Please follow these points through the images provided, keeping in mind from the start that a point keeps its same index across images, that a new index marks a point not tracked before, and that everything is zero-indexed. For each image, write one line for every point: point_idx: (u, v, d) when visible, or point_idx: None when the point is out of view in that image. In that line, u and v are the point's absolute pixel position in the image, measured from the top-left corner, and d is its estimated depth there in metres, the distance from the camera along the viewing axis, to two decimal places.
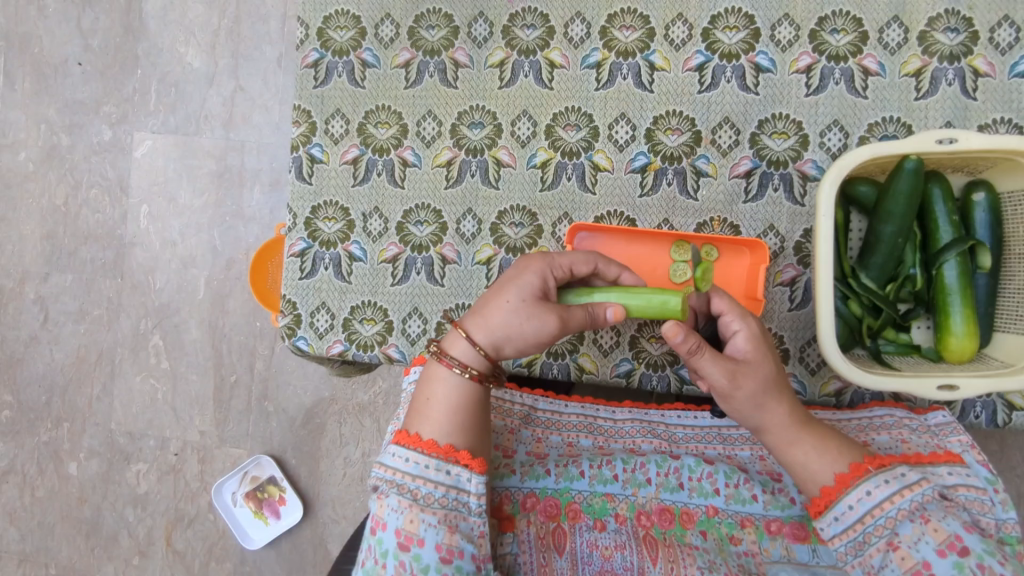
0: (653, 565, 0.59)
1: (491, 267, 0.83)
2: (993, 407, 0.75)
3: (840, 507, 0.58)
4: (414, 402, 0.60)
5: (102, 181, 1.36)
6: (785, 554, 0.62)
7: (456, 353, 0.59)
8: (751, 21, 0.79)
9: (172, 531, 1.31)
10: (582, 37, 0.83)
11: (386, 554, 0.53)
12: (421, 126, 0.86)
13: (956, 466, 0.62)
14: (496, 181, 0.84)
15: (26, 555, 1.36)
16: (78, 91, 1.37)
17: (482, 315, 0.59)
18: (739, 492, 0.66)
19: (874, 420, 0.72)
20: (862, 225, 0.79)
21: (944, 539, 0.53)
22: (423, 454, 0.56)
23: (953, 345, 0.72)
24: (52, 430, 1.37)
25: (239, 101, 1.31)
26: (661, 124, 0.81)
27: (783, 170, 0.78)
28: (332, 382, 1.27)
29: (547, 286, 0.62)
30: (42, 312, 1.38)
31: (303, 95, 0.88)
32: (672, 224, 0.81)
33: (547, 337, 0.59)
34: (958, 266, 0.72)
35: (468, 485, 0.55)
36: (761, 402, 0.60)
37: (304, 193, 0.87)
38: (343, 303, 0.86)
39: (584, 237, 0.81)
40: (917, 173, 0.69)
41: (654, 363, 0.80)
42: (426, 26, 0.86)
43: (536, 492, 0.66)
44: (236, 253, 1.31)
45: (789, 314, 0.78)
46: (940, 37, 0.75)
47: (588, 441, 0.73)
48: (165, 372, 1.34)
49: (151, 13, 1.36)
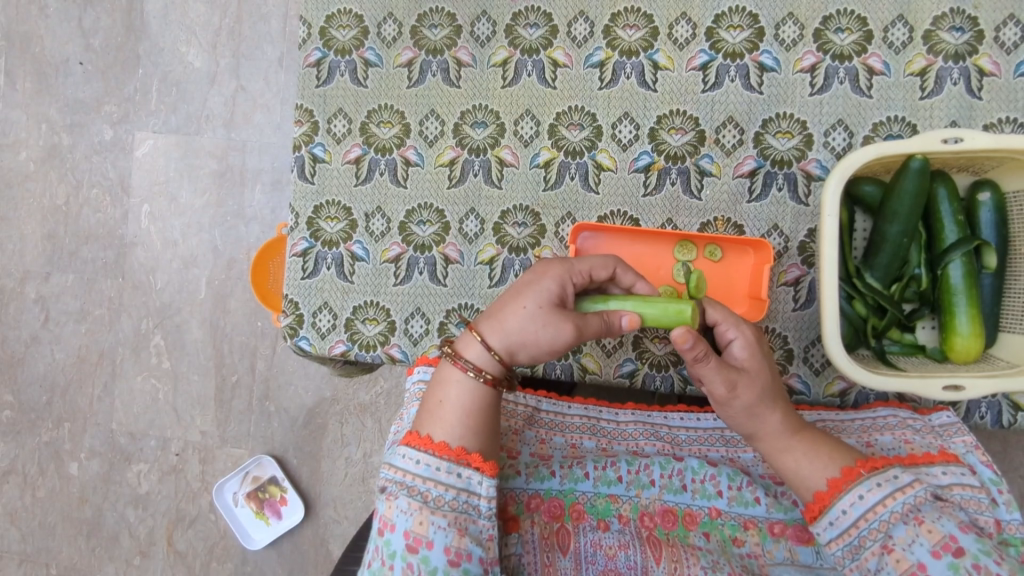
0: (657, 565, 0.59)
1: (494, 267, 0.83)
2: (999, 407, 0.75)
3: (834, 512, 0.57)
4: (427, 402, 0.59)
5: (103, 181, 1.36)
6: (788, 556, 0.62)
7: (470, 356, 0.58)
8: (754, 21, 0.78)
9: (173, 532, 1.31)
10: (585, 36, 0.82)
11: (393, 556, 0.53)
12: (424, 125, 0.86)
13: (951, 466, 0.61)
14: (499, 181, 0.84)
15: (26, 555, 1.36)
16: (79, 91, 1.37)
17: (499, 319, 0.59)
18: (742, 494, 0.65)
19: (878, 420, 0.71)
20: (866, 225, 0.79)
21: (939, 540, 0.53)
22: (434, 456, 0.55)
23: (959, 346, 0.72)
24: (53, 431, 1.36)
25: (239, 100, 1.31)
26: (665, 123, 0.81)
27: (788, 170, 0.78)
28: (334, 382, 1.27)
29: (565, 293, 0.61)
30: (42, 312, 1.38)
31: (306, 94, 0.87)
32: (675, 224, 0.81)
33: (561, 345, 0.58)
34: (963, 266, 0.71)
35: (478, 488, 0.55)
36: (756, 410, 0.60)
37: (307, 192, 0.87)
38: (346, 303, 0.86)
39: (587, 237, 0.80)
40: (923, 173, 0.69)
41: (658, 363, 0.80)
42: (429, 26, 0.86)
43: (540, 492, 0.65)
44: (237, 253, 1.31)
45: (793, 313, 0.78)
46: (946, 36, 0.75)
47: (591, 442, 0.73)
48: (166, 372, 1.34)
49: (153, 13, 1.35)
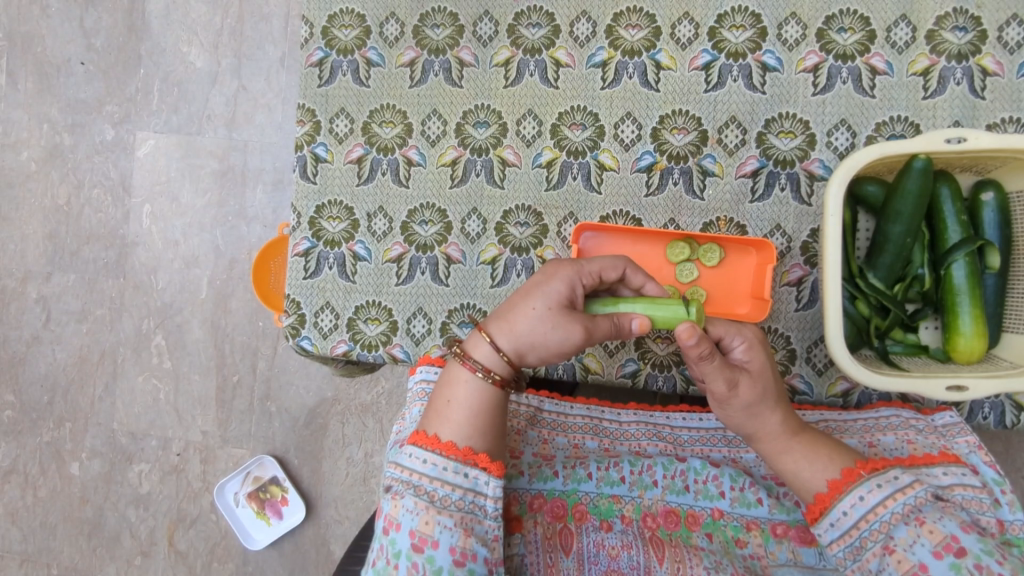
0: (660, 566, 0.59)
1: (495, 266, 0.83)
2: (1002, 407, 0.75)
3: (835, 513, 0.57)
4: (434, 402, 0.59)
5: (104, 181, 1.36)
6: (791, 558, 0.61)
7: (478, 356, 0.58)
8: (756, 21, 0.78)
9: (175, 532, 1.31)
10: (587, 36, 0.82)
11: (399, 555, 0.53)
12: (426, 125, 0.86)
13: (952, 466, 0.61)
14: (501, 181, 0.84)
15: (27, 555, 1.36)
16: (80, 91, 1.37)
17: (508, 320, 0.58)
18: (745, 495, 0.65)
19: (880, 421, 0.71)
20: (869, 225, 0.79)
21: (940, 540, 0.52)
22: (441, 456, 0.55)
23: (961, 346, 0.72)
24: (55, 430, 1.36)
25: (241, 100, 1.31)
26: (667, 123, 0.80)
27: (790, 170, 0.78)
28: (335, 382, 1.27)
29: (575, 294, 0.61)
30: (44, 312, 1.38)
31: (307, 94, 0.87)
32: (677, 223, 0.81)
33: (570, 347, 0.58)
34: (966, 266, 0.71)
35: (485, 489, 0.55)
36: (756, 410, 0.60)
37: (309, 192, 0.87)
38: (348, 302, 0.86)
39: (589, 237, 0.80)
40: (926, 173, 0.69)
41: (660, 363, 0.80)
42: (432, 25, 0.86)
43: (544, 493, 0.65)
44: (238, 254, 1.31)
45: (796, 314, 0.78)
46: (949, 36, 0.75)
47: (594, 442, 0.73)
48: (168, 372, 1.34)
49: (154, 13, 1.35)
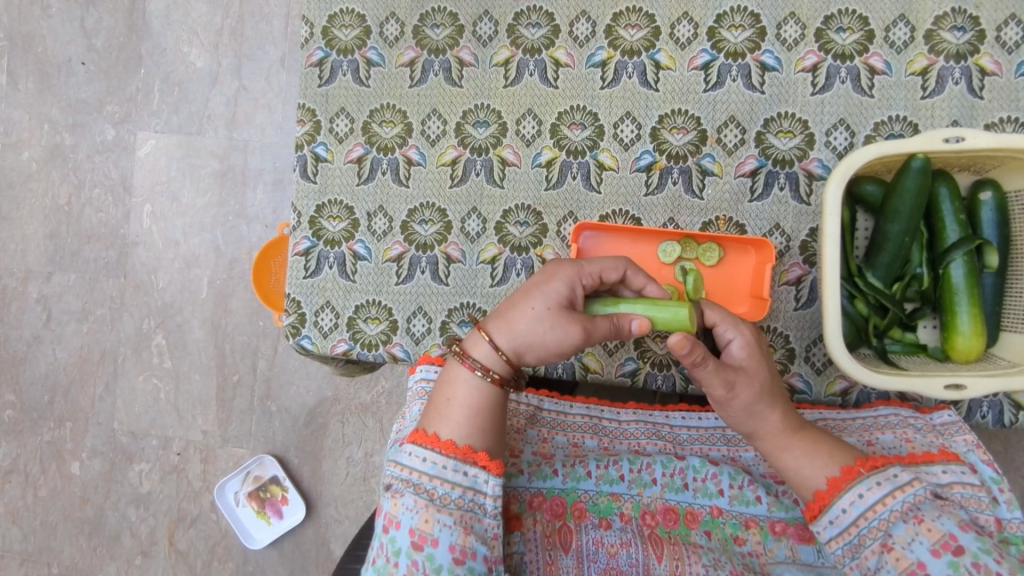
0: (659, 564, 0.59)
1: (495, 266, 0.83)
2: (1000, 407, 0.75)
3: (834, 510, 0.57)
4: (433, 401, 0.59)
5: (105, 181, 1.37)
6: (790, 555, 0.62)
7: (477, 355, 0.58)
8: (755, 21, 0.79)
9: (175, 532, 1.31)
10: (587, 35, 0.83)
11: (398, 553, 0.53)
12: (426, 125, 0.86)
13: (951, 464, 0.61)
14: (501, 181, 0.84)
15: (27, 555, 1.36)
16: (81, 91, 1.37)
17: (507, 319, 0.59)
18: (744, 493, 0.65)
19: (879, 420, 0.71)
20: (868, 225, 0.79)
21: (938, 538, 0.53)
22: (440, 454, 0.55)
23: (959, 345, 0.72)
24: (55, 430, 1.37)
25: (241, 100, 1.31)
26: (667, 123, 0.81)
27: (789, 170, 0.78)
28: (335, 382, 1.27)
29: (574, 295, 0.61)
30: (44, 312, 1.38)
31: (307, 94, 0.88)
32: (677, 223, 0.81)
33: (569, 347, 0.58)
34: (964, 266, 0.71)
35: (484, 487, 0.55)
36: (755, 409, 0.60)
37: (309, 191, 0.87)
38: (348, 302, 0.86)
39: (589, 236, 0.81)
40: (924, 172, 0.69)
41: (659, 363, 0.80)
42: (432, 25, 0.86)
43: (543, 492, 0.65)
44: (239, 253, 1.31)
45: (795, 313, 0.78)
46: (947, 36, 0.75)
47: (593, 441, 0.73)
48: (168, 371, 1.34)
49: (155, 13, 1.36)
